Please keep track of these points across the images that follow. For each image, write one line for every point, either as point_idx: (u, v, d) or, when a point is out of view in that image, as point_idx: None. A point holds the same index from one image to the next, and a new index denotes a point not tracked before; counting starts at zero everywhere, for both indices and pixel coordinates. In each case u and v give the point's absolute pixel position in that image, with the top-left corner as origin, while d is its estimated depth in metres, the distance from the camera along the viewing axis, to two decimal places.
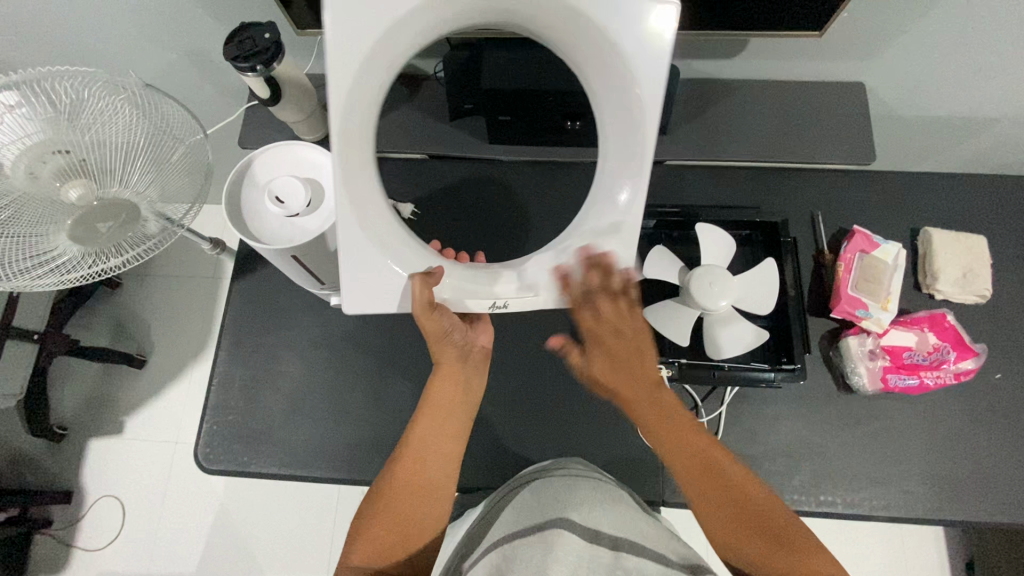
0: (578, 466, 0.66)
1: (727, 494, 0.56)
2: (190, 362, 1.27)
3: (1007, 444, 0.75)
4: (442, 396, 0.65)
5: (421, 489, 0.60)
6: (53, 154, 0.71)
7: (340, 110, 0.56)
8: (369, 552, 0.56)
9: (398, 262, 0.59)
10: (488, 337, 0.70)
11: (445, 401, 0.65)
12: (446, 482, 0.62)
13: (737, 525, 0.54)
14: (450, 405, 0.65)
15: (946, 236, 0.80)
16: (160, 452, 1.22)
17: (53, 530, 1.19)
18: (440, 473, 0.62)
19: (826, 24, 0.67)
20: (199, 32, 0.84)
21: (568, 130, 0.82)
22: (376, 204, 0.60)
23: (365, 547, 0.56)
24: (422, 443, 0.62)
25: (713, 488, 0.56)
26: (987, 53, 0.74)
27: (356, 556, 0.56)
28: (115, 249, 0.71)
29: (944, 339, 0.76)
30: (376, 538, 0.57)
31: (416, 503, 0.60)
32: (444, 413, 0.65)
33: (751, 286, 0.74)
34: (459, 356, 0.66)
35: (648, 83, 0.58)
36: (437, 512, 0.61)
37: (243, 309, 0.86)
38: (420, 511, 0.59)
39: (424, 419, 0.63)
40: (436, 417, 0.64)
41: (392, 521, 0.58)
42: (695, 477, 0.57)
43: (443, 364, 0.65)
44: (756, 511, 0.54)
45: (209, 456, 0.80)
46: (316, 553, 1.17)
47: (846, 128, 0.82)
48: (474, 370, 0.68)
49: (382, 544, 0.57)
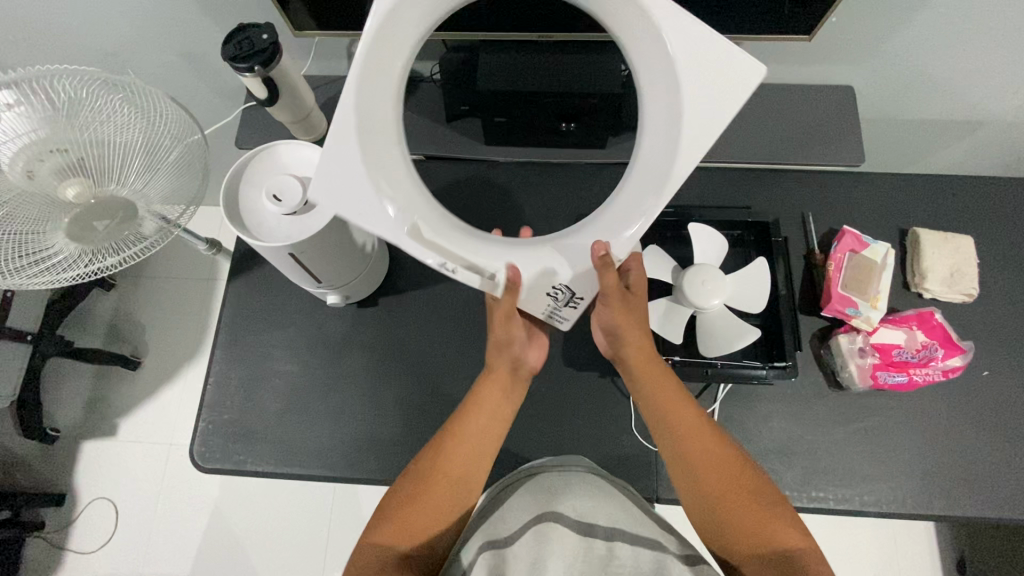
0: (581, 464, 0.65)
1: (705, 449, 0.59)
2: (184, 364, 1.27)
3: (995, 440, 0.76)
4: (487, 396, 0.65)
5: (454, 482, 0.60)
6: (52, 153, 0.71)
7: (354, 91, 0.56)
8: (394, 535, 0.56)
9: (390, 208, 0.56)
10: (540, 360, 0.70)
11: (491, 403, 0.65)
12: (476, 479, 0.62)
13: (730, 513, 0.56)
14: (494, 410, 0.65)
15: (933, 237, 0.81)
16: (153, 453, 1.22)
17: (46, 533, 1.18)
18: (475, 463, 0.62)
19: (816, 28, 0.69)
20: (197, 33, 0.84)
21: (563, 132, 0.83)
22: (382, 156, 0.58)
23: (389, 527, 0.57)
24: (468, 434, 0.62)
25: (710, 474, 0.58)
26: (973, 57, 0.76)
27: (380, 535, 0.57)
28: (111, 249, 0.70)
29: (932, 336, 0.78)
30: (402, 523, 0.57)
31: (448, 493, 0.59)
32: (487, 415, 0.64)
33: (742, 284, 0.75)
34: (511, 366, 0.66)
35: (697, 116, 0.54)
36: (462, 503, 0.60)
37: (239, 308, 0.86)
38: (449, 504, 0.59)
39: (473, 411, 0.64)
40: (478, 415, 0.64)
41: (422, 511, 0.58)
42: (696, 462, 0.58)
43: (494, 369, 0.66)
44: (752, 500, 0.56)
45: (205, 453, 0.80)
46: (311, 556, 1.16)
47: (835, 130, 0.84)
48: (519, 383, 0.68)
49: (409, 530, 0.57)
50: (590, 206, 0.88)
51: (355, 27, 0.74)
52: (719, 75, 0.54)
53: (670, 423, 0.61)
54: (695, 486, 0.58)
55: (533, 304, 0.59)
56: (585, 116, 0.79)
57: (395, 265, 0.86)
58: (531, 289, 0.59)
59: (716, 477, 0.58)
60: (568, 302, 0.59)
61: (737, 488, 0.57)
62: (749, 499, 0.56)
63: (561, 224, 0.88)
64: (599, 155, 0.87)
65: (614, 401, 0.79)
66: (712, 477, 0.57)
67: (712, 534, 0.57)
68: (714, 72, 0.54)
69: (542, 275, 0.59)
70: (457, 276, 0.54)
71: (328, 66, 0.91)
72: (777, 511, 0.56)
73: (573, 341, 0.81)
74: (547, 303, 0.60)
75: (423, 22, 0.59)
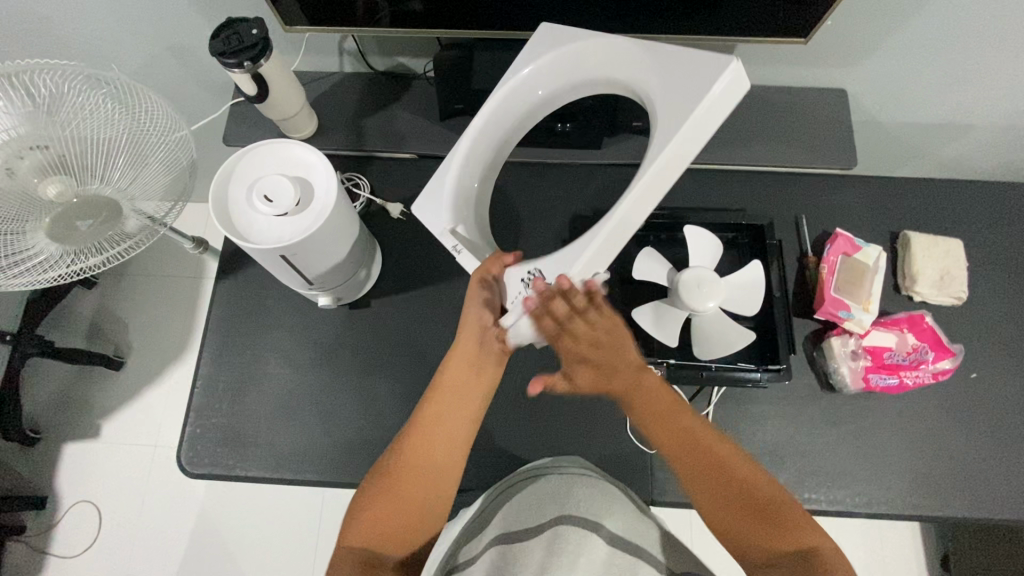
0: (577, 466, 0.64)
1: (701, 454, 0.59)
2: (169, 364, 1.24)
3: (982, 441, 0.77)
4: (453, 379, 0.63)
5: (424, 476, 0.59)
6: (32, 150, 0.69)
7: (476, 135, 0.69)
8: (367, 535, 0.56)
9: (455, 210, 0.67)
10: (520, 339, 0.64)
11: (456, 385, 0.63)
12: (449, 475, 0.61)
13: (742, 525, 0.56)
14: (460, 391, 0.63)
15: (924, 241, 0.82)
16: (138, 455, 1.20)
17: (27, 537, 1.16)
18: (446, 455, 0.61)
19: (812, 31, 0.68)
20: (182, 27, 0.82)
21: (558, 132, 0.84)
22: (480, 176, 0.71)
23: (362, 531, 0.56)
24: (434, 420, 0.62)
25: (708, 480, 0.58)
26: (963, 62, 0.76)
27: (355, 538, 0.56)
28: (95, 248, 0.68)
29: (923, 339, 0.78)
30: (376, 522, 0.56)
31: (420, 487, 0.59)
32: (453, 398, 0.63)
33: (738, 287, 0.75)
34: (478, 339, 0.64)
35: (668, 120, 0.55)
36: (439, 499, 0.60)
37: (228, 309, 0.85)
38: (425, 503, 0.59)
39: (438, 396, 0.63)
40: (449, 408, 0.63)
41: (391, 509, 0.57)
42: (687, 466, 0.60)
43: (461, 344, 0.64)
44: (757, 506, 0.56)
45: (193, 459, 0.78)
46: (301, 559, 1.15)
47: (828, 133, 0.84)
48: (491, 360, 0.65)
49: (382, 529, 0.56)
50: (584, 205, 0.87)
51: (347, 23, 0.72)
52: (697, 80, 0.55)
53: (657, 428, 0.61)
54: (694, 492, 0.59)
55: (507, 290, 0.61)
56: (582, 115, 0.81)
57: (388, 265, 0.85)
58: (507, 278, 0.62)
59: (717, 483, 0.58)
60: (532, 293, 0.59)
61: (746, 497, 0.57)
62: (753, 503, 0.56)
63: (556, 224, 0.87)
64: (595, 158, 0.86)
65: (609, 403, 0.78)
66: (715, 484, 0.58)
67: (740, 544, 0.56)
68: (690, 86, 0.55)
69: (521, 267, 0.61)
70: (462, 255, 0.65)
71: (319, 62, 0.89)
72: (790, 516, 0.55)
73: None
74: (517, 288, 0.60)
75: (559, 97, 0.70)
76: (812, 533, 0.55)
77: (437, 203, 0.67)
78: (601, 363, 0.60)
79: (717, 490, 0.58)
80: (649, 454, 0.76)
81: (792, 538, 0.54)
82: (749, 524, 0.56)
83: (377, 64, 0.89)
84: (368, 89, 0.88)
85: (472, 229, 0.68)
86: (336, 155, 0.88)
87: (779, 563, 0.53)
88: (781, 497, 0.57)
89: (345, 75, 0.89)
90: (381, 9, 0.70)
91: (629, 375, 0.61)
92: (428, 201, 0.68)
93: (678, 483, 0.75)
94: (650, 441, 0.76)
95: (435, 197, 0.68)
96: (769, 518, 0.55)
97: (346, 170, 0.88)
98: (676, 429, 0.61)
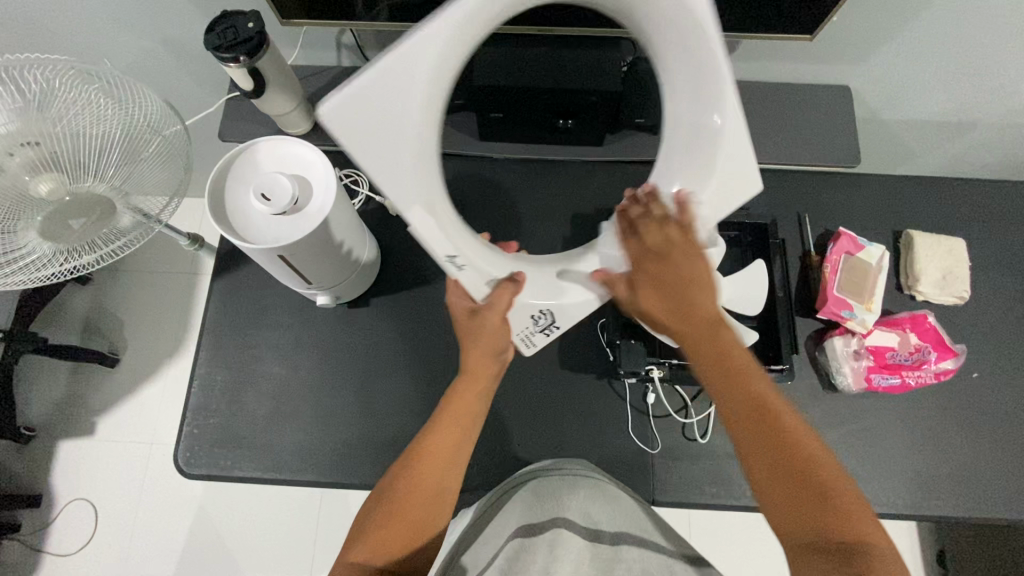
0: (584, 468, 0.63)
1: (752, 402, 0.51)
2: (165, 361, 1.23)
3: (983, 441, 0.77)
4: (463, 403, 0.61)
5: (433, 495, 0.58)
6: (22, 146, 0.67)
7: (443, 51, 0.47)
8: (372, 552, 0.54)
9: (416, 164, 0.49)
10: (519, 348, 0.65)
11: (466, 409, 0.61)
12: (452, 488, 0.60)
13: (779, 491, 0.48)
14: (469, 415, 0.61)
15: (927, 240, 0.81)
16: (135, 453, 1.19)
17: (22, 535, 1.15)
18: (451, 476, 0.60)
19: (818, 28, 0.67)
20: (176, 20, 0.80)
21: (560, 129, 0.80)
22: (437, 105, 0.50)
23: (366, 546, 0.55)
24: (442, 443, 0.59)
25: (768, 450, 0.49)
26: (967, 60, 0.76)
27: (359, 554, 0.54)
28: (87, 246, 0.66)
29: (925, 339, 0.78)
30: (383, 541, 0.55)
31: (427, 504, 0.57)
32: (462, 421, 0.61)
33: (739, 287, 0.74)
34: (490, 363, 0.61)
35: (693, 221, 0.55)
36: (443, 513, 0.59)
37: (224, 308, 0.84)
38: (429, 516, 0.57)
39: (444, 419, 0.60)
40: (456, 424, 0.60)
41: (398, 527, 0.55)
42: (741, 423, 0.51)
43: (473, 372, 0.61)
44: (807, 477, 0.48)
45: (190, 459, 0.77)
46: (299, 555, 1.14)
47: (831, 131, 0.83)
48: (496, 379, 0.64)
49: (389, 546, 0.55)
50: (585, 204, 0.86)
51: (344, 17, 0.71)
52: (729, 187, 0.54)
53: (723, 392, 0.52)
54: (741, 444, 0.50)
55: (514, 324, 0.60)
56: (583, 113, 0.77)
57: (387, 264, 0.84)
58: (517, 313, 0.59)
59: (781, 463, 0.49)
60: (546, 327, 0.61)
61: (794, 461, 0.48)
62: (802, 472, 0.48)
63: (556, 222, 0.86)
64: (593, 154, 0.85)
65: (610, 404, 0.78)
66: (761, 431, 0.50)
67: (776, 513, 0.48)
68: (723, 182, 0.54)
69: (532, 301, 0.58)
70: (462, 272, 0.54)
71: (316, 56, 0.88)
72: (844, 503, 0.47)
73: (569, 345, 0.80)
74: (527, 325, 0.60)
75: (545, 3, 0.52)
76: (868, 533, 0.46)
77: (388, 148, 0.47)
78: (672, 300, 0.52)
79: (775, 470, 0.48)
80: (651, 454, 0.76)
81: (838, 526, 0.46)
82: (794, 485, 0.48)
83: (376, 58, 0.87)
84: None
85: (439, 201, 0.52)
86: (334, 152, 0.87)
87: (827, 554, 0.45)
88: (837, 478, 0.48)
89: (344, 70, 0.87)
90: (379, 3, 0.68)
91: (702, 324, 0.53)
92: (354, 127, 0.46)
93: (680, 484, 0.75)
94: (652, 441, 0.76)
95: (379, 136, 0.47)
96: (818, 498, 0.47)
97: (344, 167, 0.87)
98: (729, 369, 0.52)
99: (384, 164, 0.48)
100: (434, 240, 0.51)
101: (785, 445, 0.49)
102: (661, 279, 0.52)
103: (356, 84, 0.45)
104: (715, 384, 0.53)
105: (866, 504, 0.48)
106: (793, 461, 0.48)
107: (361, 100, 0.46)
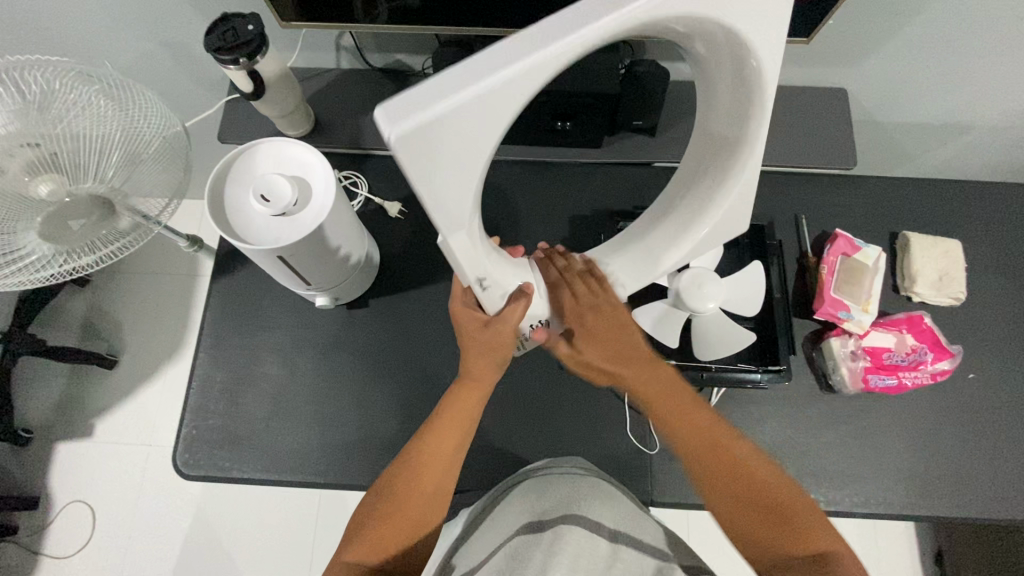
0: (578, 467, 0.65)
1: (701, 437, 0.57)
2: (163, 362, 1.23)
3: (980, 441, 0.78)
4: (459, 407, 0.61)
5: (428, 495, 0.58)
6: (22, 147, 0.65)
7: (554, 71, 0.39)
8: (367, 553, 0.54)
9: (454, 201, 0.42)
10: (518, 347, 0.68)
11: (462, 412, 0.61)
12: (448, 488, 0.60)
13: (739, 512, 0.54)
14: (465, 417, 0.62)
15: (923, 241, 0.82)
16: (134, 454, 1.19)
17: (20, 537, 1.15)
18: (446, 477, 0.60)
19: (815, 31, 0.68)
20: (176, 22, 0.81)
21: (557, 131, 0.81)
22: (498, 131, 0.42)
23: (361, 546, 0.55)
24: (437, 445, 0.60)
25: (724, 477, 0.55)
26: (962, 62, 0.76)
27: (351, 555, 0.55)
28: (87, 247, 0.68)
29: (922, 340, 0.79)
30: (377, 542, 0.55)
31: (422, 505, 0.58)
32: (458, 423, 0.61)
33: (736, 287, 0.75)
34: (493, 367, 0.62)
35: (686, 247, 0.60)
36: (438, 513, 0.59)
37: (224, 309, 0.84)
38: (424, 517, 0.58)
39: (439, 421, 0.61)
40: (451, 426, 0.61)
41: (393, 527, 0.56)
42: (696, 457, 0.57)
43: (473, 376, 0.62)
44: (760, 496, 0.53)
45: (189, 460, 0.77)
46: (298, 558, 1.14)
47: (827, 134, 0.84)
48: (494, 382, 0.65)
49: (384, 547, 0.55)
50: (583, 205, 0.86)
51: (343, 20, 0.71)
52: (726, 222, 0.59)
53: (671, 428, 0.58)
54: (699, 476, 0.56)
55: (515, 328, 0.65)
56: (581, 115, 0.77)
57: (385, 265, 0.84)
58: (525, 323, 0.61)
59: (736, 486, 0.55)
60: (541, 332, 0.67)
61: (747, 482, 0.54)
62: (756, 493, 0.54)
63: (555, 223, 0.86)
64: (591, 156, 0.86)
65: (609, 405, 0.78)
66: (714, 461, 0.56)
67: (739, 535, 0.54)
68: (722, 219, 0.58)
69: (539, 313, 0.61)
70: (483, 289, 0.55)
71: (316, 58, 0.88)
72: (798, 515, 0.52)
73: None
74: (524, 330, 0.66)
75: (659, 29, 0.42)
76: (823, 538, 0.51)
77: (434, 181, 0.40)
78: (610, 351, 0.60)
79: (733, 493, 0.54)
80: (649, 454, 0.76)
81: (793, 536, 0.51)
82: (750, 505, 0.53)
83: (376, 60, 0.87)
84: (366, 88, 0.87)
85: (471, 233, 0.49)
86: (333, 154, 0.87)
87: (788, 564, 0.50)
88: (788, 495, 0.54)
89: (343, 73, 0.88)
90: (378, 6, 0.68)
91: (641, 369, 0.60)
92: (407, 157, 0.38)
93: (678, 484, 0.75)
94: (650, 441, 0.76)
95: (429, 168, 0.39)
96: (772, 513, 0.53)
97: (344, 168, 0.87)
98: (677, 411, 0.58)
99: (433, 194, 0.41)
100: (469, 265, 0.51)
101: (738, 471, 0.55)
102: (600, 336, 0.60)
103: (425, 115, 0.36)
104: (666, 426, 0.59)
105: (818, 512, 0.53)
106: (745, 482, 0.54)
107: (435, 130, 0.37)
